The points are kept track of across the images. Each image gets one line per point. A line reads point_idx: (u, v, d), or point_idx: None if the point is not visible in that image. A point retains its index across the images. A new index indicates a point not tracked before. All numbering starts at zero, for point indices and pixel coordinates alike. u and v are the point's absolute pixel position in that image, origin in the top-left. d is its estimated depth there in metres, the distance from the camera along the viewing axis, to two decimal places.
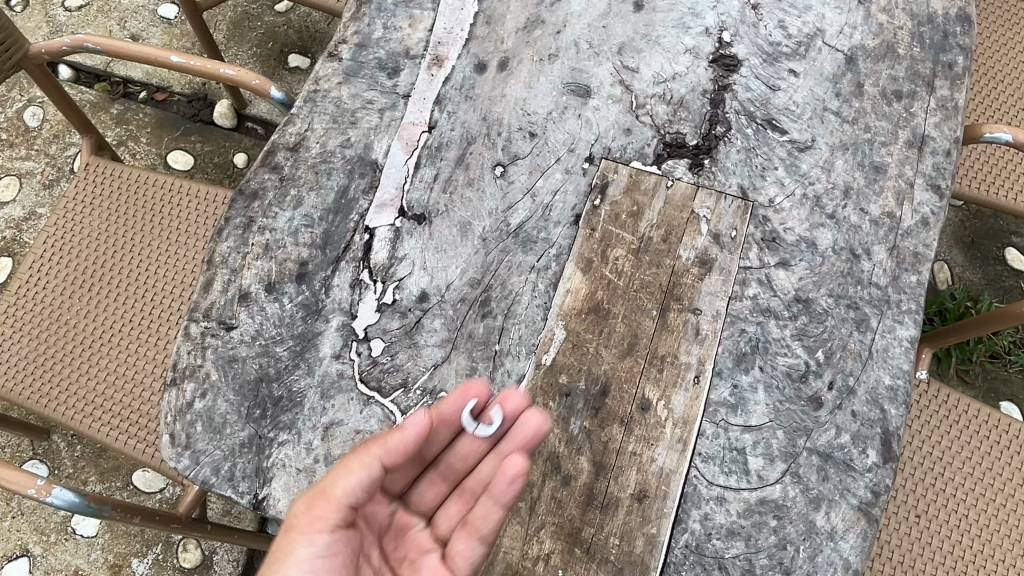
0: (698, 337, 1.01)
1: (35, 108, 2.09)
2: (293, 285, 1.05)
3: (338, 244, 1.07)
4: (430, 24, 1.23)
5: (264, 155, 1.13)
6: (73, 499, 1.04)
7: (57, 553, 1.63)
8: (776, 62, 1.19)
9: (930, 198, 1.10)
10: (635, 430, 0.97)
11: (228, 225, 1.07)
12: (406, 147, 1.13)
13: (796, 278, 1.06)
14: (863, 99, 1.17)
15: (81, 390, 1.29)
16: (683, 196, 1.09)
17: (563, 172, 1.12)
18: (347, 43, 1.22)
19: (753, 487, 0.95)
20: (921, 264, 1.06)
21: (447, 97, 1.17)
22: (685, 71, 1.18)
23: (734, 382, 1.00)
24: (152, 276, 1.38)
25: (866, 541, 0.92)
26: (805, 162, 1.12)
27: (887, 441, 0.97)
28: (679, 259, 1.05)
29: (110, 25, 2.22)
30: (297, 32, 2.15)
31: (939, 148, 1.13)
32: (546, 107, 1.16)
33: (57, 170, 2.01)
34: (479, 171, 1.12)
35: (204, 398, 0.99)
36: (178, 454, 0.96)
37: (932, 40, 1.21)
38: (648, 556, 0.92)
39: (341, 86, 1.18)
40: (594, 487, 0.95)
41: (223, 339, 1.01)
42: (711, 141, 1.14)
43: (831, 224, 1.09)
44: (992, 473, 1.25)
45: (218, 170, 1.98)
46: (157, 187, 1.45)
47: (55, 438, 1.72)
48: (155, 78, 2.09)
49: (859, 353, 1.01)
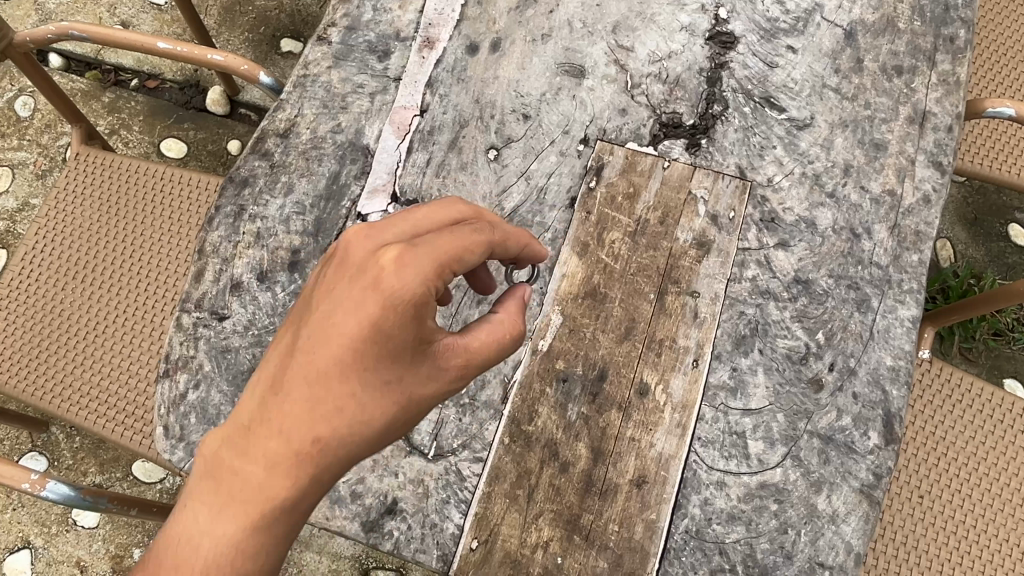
0: (697, 320, 1.00)
1: (25, 97, 2.06)
2: (286, 274, 1.03)
3: (330, 231, 1.06)
4: (420, 5, 1.20)
5: (254, 141, 1.11)
6: (68, 493, 1.03)
7: (59, 544, 1.63)
8: (774, 38, 1.17)
9: (932, 175, 1.08)
10: (634, 415, 0.96)
11: (218, 213, 1.06)
12: (397, 132, 1.11)
13: (796, 259, 1.04)
14: (863, 75, 1.14)
15: (78, 383, 1.28)
16: (680, 177, 1.07)
17: (557, 154, 1.10)
18: (336, 26, 1.20)
19: (754, 472, 0.94)
20: (923, 243, 1.05)
21: (438, 80, 1.15)
22: (680, 49, 1.16)
23: (733, 365, 0.98)
24: (145, 266, 1.37)
25: (867, 524, 0.91)
26: (804, 141, 1.10)
27: (889, 423, 0.95)
28: (676, 242, 1.04)
29: (100, 12, 2.20)
30: (289, 16, 2.12)
31: (940, 124, 1.11)
32: (540, 89, 1.14)
33: (50, 160, 2.00)
34: (472, 155, 1.10)
35: (198, 389, 0.98)
36: (172, 447, 0.95)
37: (934, 13, 1.19)
38: (648, 542, 0.91)
39: (331, 71, 1.16)
40: (593, 473, 0.94)
41: (215, 330, 1.00)
42: (708, 121, 1.12)
43: (830, 203, 1.07)
44: (996, 452, 1.24)
45: (213, 158, 1.97)
46: (148, 176, 1.43)
47: (53, 430, 1.72)
48: (146, 65, 2.06)
49: (860, 334, 1.00)
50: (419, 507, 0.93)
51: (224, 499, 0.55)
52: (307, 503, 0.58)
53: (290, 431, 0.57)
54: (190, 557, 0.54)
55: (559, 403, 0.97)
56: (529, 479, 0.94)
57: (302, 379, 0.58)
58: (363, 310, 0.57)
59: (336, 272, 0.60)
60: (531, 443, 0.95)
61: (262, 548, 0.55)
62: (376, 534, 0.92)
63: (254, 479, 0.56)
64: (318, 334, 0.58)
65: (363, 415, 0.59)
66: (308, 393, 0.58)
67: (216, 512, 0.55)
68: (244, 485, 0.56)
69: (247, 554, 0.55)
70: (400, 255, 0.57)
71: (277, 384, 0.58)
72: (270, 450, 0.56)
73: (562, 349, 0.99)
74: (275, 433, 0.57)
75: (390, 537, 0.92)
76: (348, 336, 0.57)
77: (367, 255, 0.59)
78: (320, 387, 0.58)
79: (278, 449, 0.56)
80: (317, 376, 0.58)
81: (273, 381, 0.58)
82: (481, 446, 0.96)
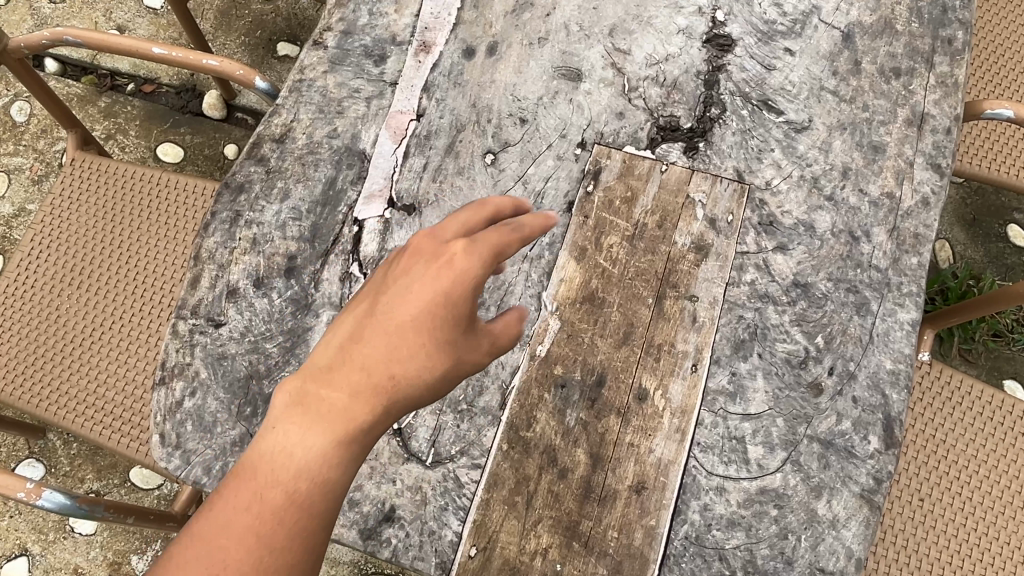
0: (695, 324, 0.99)
1: (21, 103, 2.06)
2: (282, 280, 1.03)
3: (327, 237, 1.05)
4: (417, 8, 1.19)
5: (250, 147, 1.10)
6: (64, 501, 1.02)
7: (57, 551, 1.63)
8: (771, 40, 1.17)
9: (931, 177, 1.08)
10: (632, 421, 0.96)
11: (214, 219, 1.05)
12: (394, 136, 1.11)
13: (795, 263, 1.03)
14: (861, 77, 1.14)
15: (74, 390, 1.28)
16: (678, 180, 1.07)
17: (554, 158, 1.10)
18: (331, 30, 1.19)
19: (754, 477, 0.93)
20: (922, 245, 1.04)
21: (435, 84, 1.14)
22: (678, 52, 1.16)
23: (732, 369, 0.98)
24: (142, 272, 1.36)
25: (868, 529, 0.91)
26: (802, 143, 1.10)
27: (889, 427, 0.95)
28: (675, 246, 1.03)
29: (96, 17, 2.20)
30: (285, 20, 2.12)
31: (939, 126, 1.11)
32: (537, 92, 1.14)
33: (46, 166, 1.99)
34: (469, 159, 1.10)
35: (194, 397, 0.97)
36: (168, 454, 0.94)
37: (931, 14, 1.19)
38: (647, 548, 0.91)
39: (326, 75, 1.15)
40: (591, 479, 0.93)
41: (211, 337, 1.00)
42: (706, 124, 1.11)
43: (829, 206, 1.06)
44: (997, 454, 1.23)
45: (209, 162, 1.97)
46: (144, 182, 1.43)
47: (51, 436, 1.71)
48: (143, 69, 2.06)
49: (860, 338, 0.99)
50: (417, 514, 0.93)
51: (310, 420, 0.57)
52: (378, 437, 0.60)
53: (372, 368, 0.60)
54: (281, 464, 0.55)
55: (557, 409, 0.96)
56: (528, 485, 0.93)
57: (381, 330, 0.62)
58: (435, 283, 0.62)
59: (412, 254, 0.65)
60: (529, 449, 0.95)
61: (344, 466, 0.57)
62: (374, 542, 0.92)
63: (338, 402, 0.58)
64: (396, 299, 0.63)
65: (430, 366, 0.62)
66: (387, 338, 0.61)
67: (304, 426, 0.57)
68: (331, 409, 0.58)
69: (332, 469, 0.56)
70: (468, 243, 0.63)
71: (359, 333, 0.62)
72: (353, 383, 0.59)
73: (561, 354, 0.98)
74: (359, 367, 0.60)
75: (388, 545, 0.92)
76: (424, 296, 0.62)
77: (440, 242, 0.64)
78: (397, 334, 0.62)
79: (360, 381, 0.59)
80: (395, 328, 0.62)
81: (354, 334, 0.62)
82: (479, 452, 0.95)
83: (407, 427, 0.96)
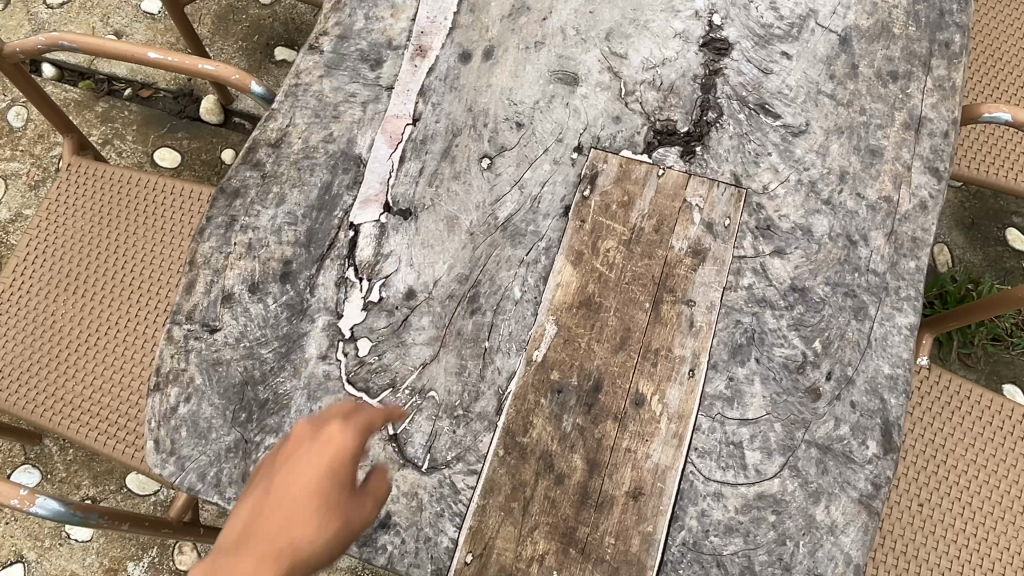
0: (692, 329, 0.99)
1: (18, 108, 2.06)
2: (278, 285, 1.02)
3: (323, 242, 1.05)
4: (413, 13, 1.19)
5: (246, 152, 1.10)
6: (58, 508, 1.02)
7: (52, 558, 1.62)
8: (768, 44, 1.16)
9: (929, 181, 1.08)
10: (629, 426, 0.95)
11: (209, 224, 1.05)
12: (390, 141, 1.11)
13: (792, 267, 1.03)
14: (858, 81, 1.14)
15: (70, 396, 1.27)
16: (674, 184, 1.07)
17: (551, 162, 1.10)
18: (327, 34, 1.19)
19: (751, 482, 0.92)
20: (920, 249, 1.04)
21: (431, 88, 1.14)
22: (674, 56, 1.15)
23: (729, 374, 0.97)
24: (138, 278, 1.36)
25: (867, 535, 0.90)
26: (799, 147, 1.10)
27: (888, 432, 0.94)
28: (672, 250, 1.03)
29: (93, 21, 2.19)
30: (283, 24, 2.12)
31: (936, 129, 1.11)
32: (533, 96, 1.14)
33: (43, 171, 1.99)
34: (466, 164, 1.10)
35: (189, 403, 0.96)
36: (163, 461, 0.93)
37: (928, 18, 1.18)
38: (644, 555, 0.90)
39: (322, 80, 1.15)
40: (588, 485, 0.93)
41: (206, 342, 0.99)
42: (702, 128, 1.11)
43: (827, 210, 1.06)
44: (996, 459, 1.23)
45: (207, 167, 1.96)
46: (141, 187, 1.42)
47: (47, 442, 1.70)
48: (140, 74, 2.06)
49: (858, 342, 0.99)
50: (413, 520, 0.92)
51: None
52: None
53: (272, 540, 0.62)
54: None
55: (553, 415, 0.96)
56: (524, 491, 0.93)
57: (274, 510, 0.65)
58: (317, 459, 0.68)
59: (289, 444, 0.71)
60: (525, 455, 0.94)
61: None
62: (370, 548, 0.91)
63: (247, 566, 0.59)
64: (283, 482, 0.67)
65: (321, 533, 0.65)
66: (280, 512, 0.65)
67: None
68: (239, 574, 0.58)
69: None
70: (341, 421, 0.71)
71: (253, 519, 0.65)
72: (257, 552, 0.61)
73: (557, 359, 0.98)
74: (260, 542, 0.62)
75: (384, 552, 0.91)
76: (312, 472, 0.67)
77: (313, 429, 0.71)
78: (290, 505, 0.66)
79: (264, 551, 0.61)
80: (287, 504, 0.66)
81: (249, 519, 0.65)
82: (475, 458, 0.95)
83: (403, 433, 0.96)
